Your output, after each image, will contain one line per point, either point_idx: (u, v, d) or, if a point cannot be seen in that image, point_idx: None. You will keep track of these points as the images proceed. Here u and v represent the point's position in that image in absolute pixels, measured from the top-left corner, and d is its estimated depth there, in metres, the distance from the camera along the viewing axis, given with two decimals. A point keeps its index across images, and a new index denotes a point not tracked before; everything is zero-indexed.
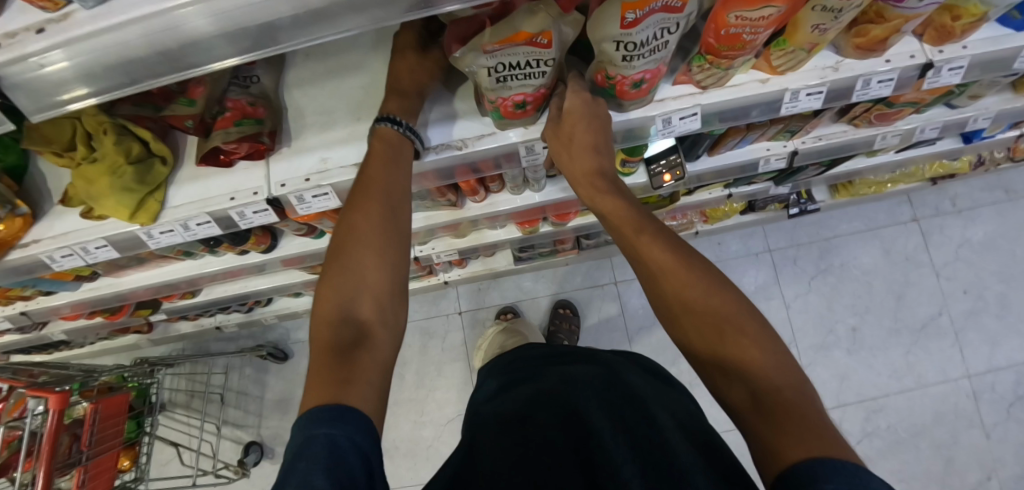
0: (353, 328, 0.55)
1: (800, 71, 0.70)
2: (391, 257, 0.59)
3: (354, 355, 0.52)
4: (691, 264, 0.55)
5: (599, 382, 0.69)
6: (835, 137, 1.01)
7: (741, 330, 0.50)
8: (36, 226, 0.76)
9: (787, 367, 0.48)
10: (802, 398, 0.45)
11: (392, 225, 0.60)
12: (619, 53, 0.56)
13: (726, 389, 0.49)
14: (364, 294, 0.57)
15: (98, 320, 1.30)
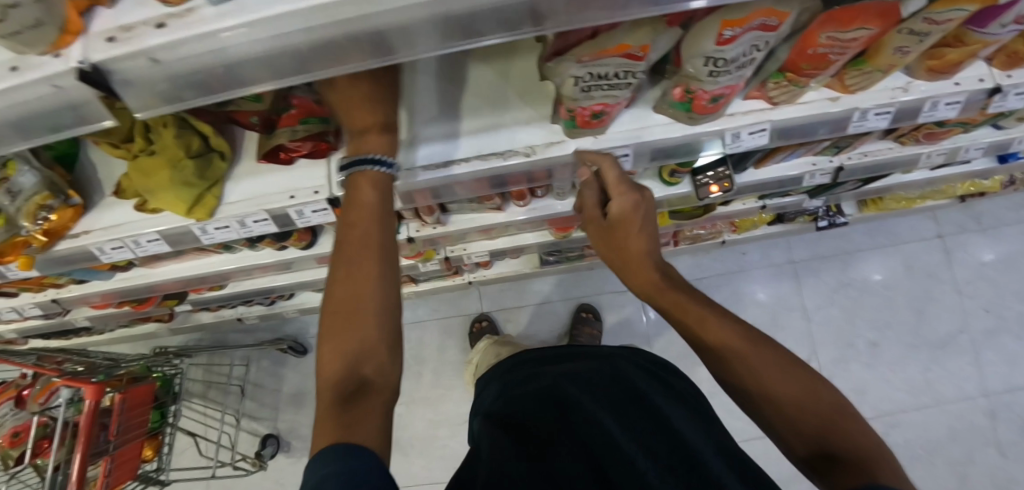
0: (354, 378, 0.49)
1: (869, 91, 0.69)
2: (384, 302, 0.54)
3: (356, 404, 0.47)
4: (736, 326, 0.55)
5: (606, 382, 0.66)
6: (880, 154, 1.00)
7: (804, 386, 0.50)
8: (87, 217, 0.75)
9: (840, 403, 0.49)
10: (862, 436, 0.47)
11: (384, 269, 0.55)
12: (706, 68, 0.56)
13: (791, 439, 0.50)
14: (365, 342, 0.51)
15: (123, 309, 1.29)
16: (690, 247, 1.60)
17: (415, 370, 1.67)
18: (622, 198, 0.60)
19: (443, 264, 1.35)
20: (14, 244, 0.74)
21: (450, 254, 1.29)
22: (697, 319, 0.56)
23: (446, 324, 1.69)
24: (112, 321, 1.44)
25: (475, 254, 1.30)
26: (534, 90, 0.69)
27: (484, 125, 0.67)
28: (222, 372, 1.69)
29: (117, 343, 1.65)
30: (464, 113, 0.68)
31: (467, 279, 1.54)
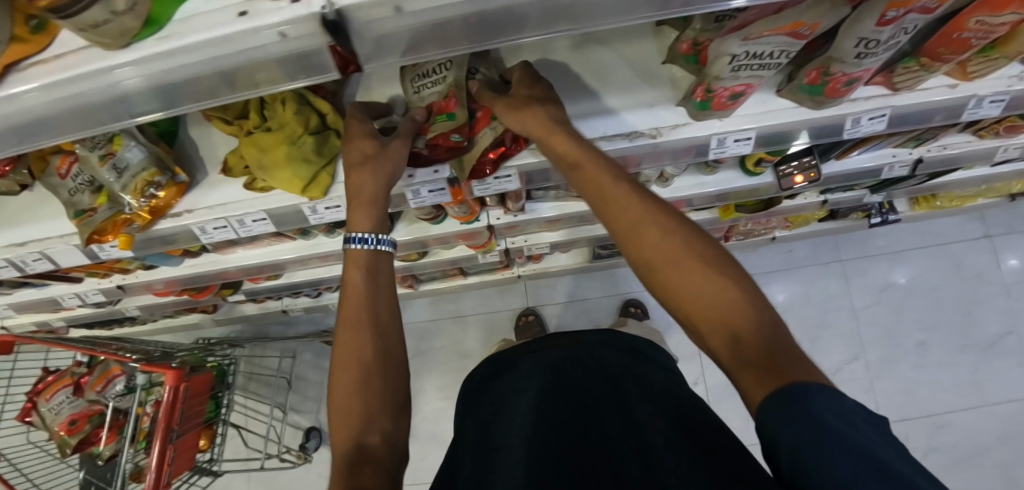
0: (358, 448, 0.50)
1: (988, 78, 0.69)
2: (378, 369, 0.56)
3: (363, 470, 0.48)
4: (663, 219, 0.51)
5: (575, 383, 0.66)
6: (959, 147, 0.99)
7: (719, 284, 0.46)
8: (189, 195, 0.74)
9: (760, 300, 0.45)
10: (782, 333, 0.43)
11: (372, 338, 0.57)
12: (856, 50, 0.55)
13: (709, 338, 0.45)
14: (366, 415, 0.53)
15: (180, 297, 1.28)
16: (739, 243, 1.60)
17: (460, 365, 1.66)
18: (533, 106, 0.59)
19: (501, 256, 1.34)
20: (116, 222, 0.72)
21: (510, 246, 1.28)
22: (620, 208, 0.52)
23: (491, 319, 1.68)
24: (160, 311, 1.42)
25: (535, 246, 1.30)
26: (656, 73, 0.68)
27: (607, 108, 0.67)
28: (263, 365, 1.67)
29: (158, 334, 1.64)
30: (585, 95, 0.68)
31: (517, 273, 1.53)
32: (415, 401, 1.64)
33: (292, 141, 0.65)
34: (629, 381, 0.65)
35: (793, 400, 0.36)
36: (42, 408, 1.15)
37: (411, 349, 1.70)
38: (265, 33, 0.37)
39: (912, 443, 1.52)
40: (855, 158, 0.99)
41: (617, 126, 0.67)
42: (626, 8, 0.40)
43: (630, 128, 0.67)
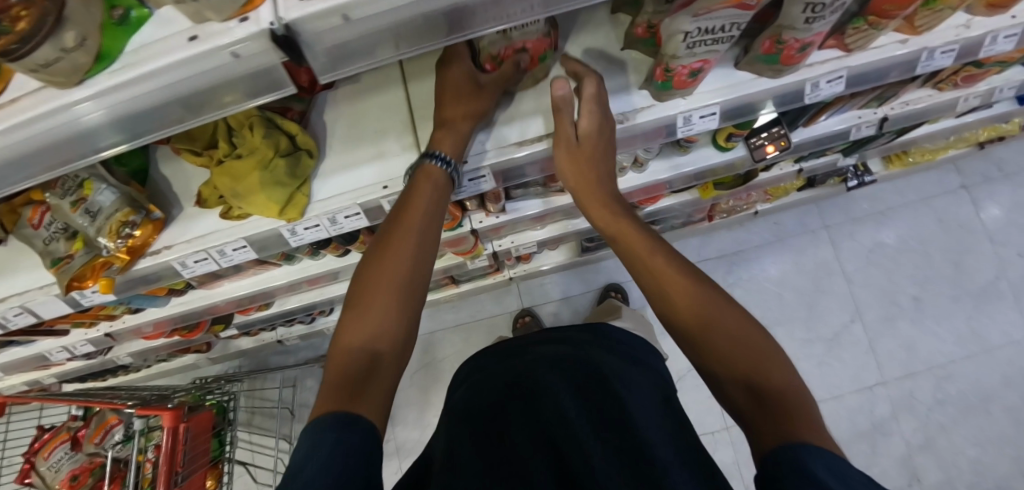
0: (367, 354, 0.53)
1: (936, 31, 0.71)
2: (412, 295, 0.58)
3: (367, 379, 0.51)
4: (702, 282, 0.56)
5: (564, 365, 0.67)
6: (921, 102, 1.02)
7: (761, 357, 0.49)
8: (166, 231, 0.73)
9: (797, 381, 0.47)
10: (806, 401, 0.45)
11: (417, 261, 0.59)
12: (804, 15, 0.56)
13: (728, 390, 0.49)
14: (383, 322, 0.55)
15: (172, 339, 1.26)
16: (724, 222, 1.62)
17: None
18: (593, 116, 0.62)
19: (491, 260, 1.34)
20: (94, 266, 0.72)
21: (498, 249, 1.28)
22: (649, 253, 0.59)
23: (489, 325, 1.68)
24: (153, 354, 1.40)
25: (524, 246, 1.29)
26: (616, 59, 0.70)
27: None
28: (266, 398, 1.65)
29: (155, 378, 1.62)
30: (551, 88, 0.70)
31: (509, 276, 1.53)
32: (424, 416, 1.63)
33: (264, 165, 0.65)
34: (632, 373, 0.67)
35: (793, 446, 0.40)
36: (41, 467, 1.14)
37: (414, 364, 1.69)
38: (217, 53, 0.37)
39: (918, 397, 1.55)
40: (824, 122, 1.01)
41: None
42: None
43: None
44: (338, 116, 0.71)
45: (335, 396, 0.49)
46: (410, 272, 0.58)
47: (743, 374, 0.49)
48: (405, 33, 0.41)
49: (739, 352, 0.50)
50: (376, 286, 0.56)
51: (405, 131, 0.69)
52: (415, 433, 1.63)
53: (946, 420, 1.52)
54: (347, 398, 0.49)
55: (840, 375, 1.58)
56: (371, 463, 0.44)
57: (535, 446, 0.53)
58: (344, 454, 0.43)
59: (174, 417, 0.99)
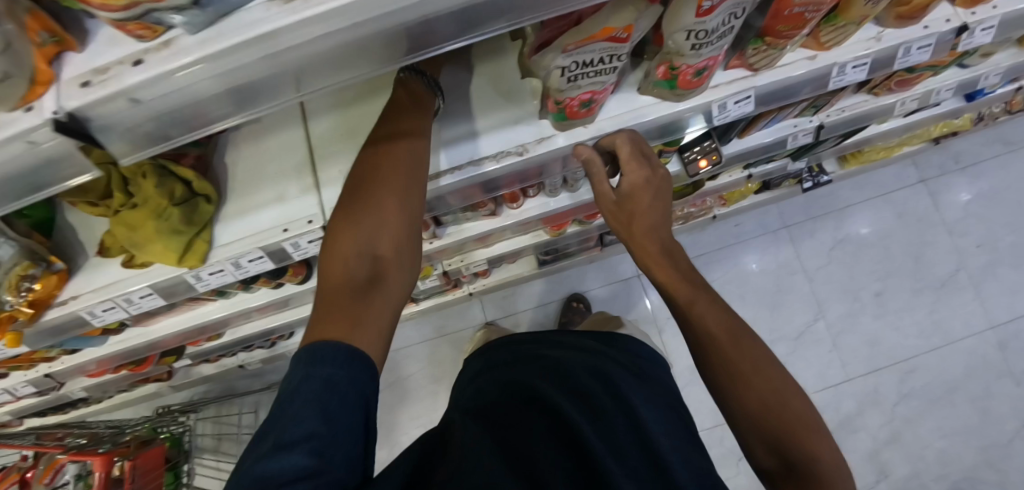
0: (369, 262, 0.51)
1: (845, 45, 0.70)
2: (415, 210, 0.54)
3: (370, 294, 0.50)
4: (753, 345, 0.54)
5: (598, 369, 0.62)
6: (856, 108, 1.01)
7: (805, 424, 0.50)
8: (73, 280, 0.71)
9: (835, 455, 0.48)
10: (844, 479, 0.47)
11: (418, 174, 0.55)
12: (688, 42, 0.55)
13: (759, 453, 0.50)
14: (384, 230, 0.52)
15: (122, 373, 1.24)
16: (683, 227, 1.63)
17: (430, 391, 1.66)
18: (638, 174, 0.62)
19: (443, 278, 1.34)
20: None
21: (447, 268, 1.27)
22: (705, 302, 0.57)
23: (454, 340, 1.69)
24: (110, 387, 1.39)
25: (473, 264, 1.28)
26: (516, 88, 0.68)
27: (470, 132, 0.67)
28: (232, 423, 1.64)
29: (118, 408, 1.61)
30: (450, 121, 0.67)
31: (467, 291, 1.53)
32: (390, 435, 1.63)
33: (158, 214, 0.63)
34: (656, 382, 0.64)
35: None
36: None
37: None
38: (7, 143, 0.33)
39: (883, 394, 1.55)
40: (757, 132, 1.01)
41: (484, 149, 0.66)
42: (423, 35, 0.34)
43: (498, 149, 0.67)
44: (238, 158, 0.70)
45: (335, 313, 0.48)
46: (408, 189, 0.54)
47: (779, 444, 0.49)
48: (247, 97, 0.34)
49: (780, 415, 0.50)
50: (376, 189, 0.53)
51: (304, 172, 0.68)
52: (383, 453, 1.63)
53: (914, 415, 1.53)
54: (349, 315, 0.48)
55: (806, 375, 1.57)
56: (365, 395, 0.46)
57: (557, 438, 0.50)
58: (339, 390, 0.45)
59: (105, 465, 0.98)
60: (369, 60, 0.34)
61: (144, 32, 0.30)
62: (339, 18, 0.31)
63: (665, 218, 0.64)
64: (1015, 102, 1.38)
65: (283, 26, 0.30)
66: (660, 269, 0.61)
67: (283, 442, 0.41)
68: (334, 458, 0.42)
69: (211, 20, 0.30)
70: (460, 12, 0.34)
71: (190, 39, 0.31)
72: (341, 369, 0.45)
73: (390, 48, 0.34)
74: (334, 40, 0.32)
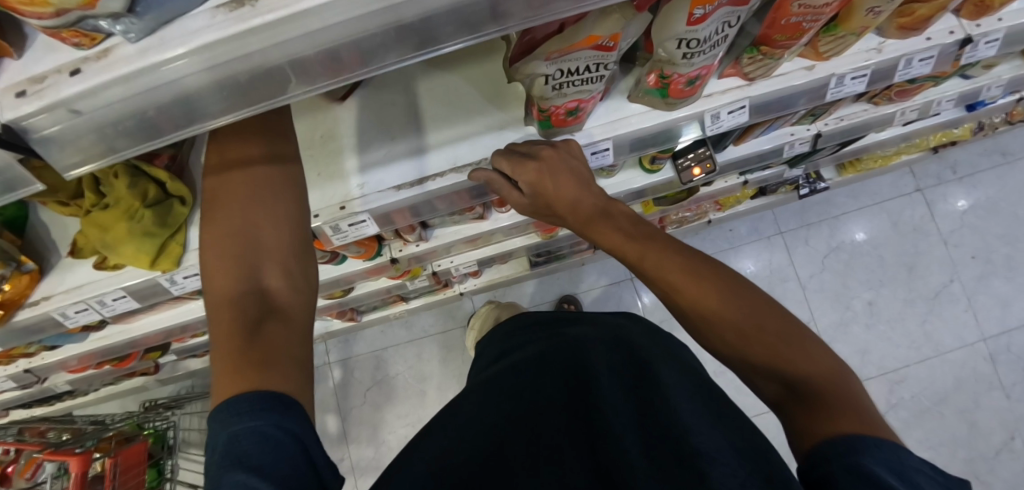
0: (256, 299, 0.45)
1: (844, 56, 0.68)
2: (282, 217, 0.49)
3: (265, 325, 0.43)
4: (716, 278, 0.51)
5: (609, 345, 0.63)
6: (855, 117, 0.99)
7: (785, 339, 0.49)
8: (45, 281, 0.68)
9: (826, 359, 0.48)
10: (848, 384, 0.46)
11: (287, 199, 0.49)
12: (680, 51, 0.53)
13: (760, 383, 0.50)
14: (265, 264, 0.47)
15: (104, 368, 1.23)
16: (680, 231, 1.64)
17: (419, 389, 1.67)
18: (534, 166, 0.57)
19: (432, 279, 1.33)
20: None
21: (437, 268, 1.25)
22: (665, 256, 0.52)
23: (446, 340, 1.70)
24: (95, 381, 1.37)
25: (464, 266, 1.27)
26: (502, 93, 0.66)
27: (453, 137, 0.65)
28: None
29: (104, 400, 1.60)
30: (434, 126, 0.66)
31: (459, 291, 1.52)
32: (378, 434, 1.64)
33: (130, 215, 0.61)
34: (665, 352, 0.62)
35: (849, 444, 0.40)
36: None
37: (368, 380, 1.70)
38: None
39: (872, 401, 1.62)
40: (754, 141, 0.99)
41: (465, 156, 0.64)
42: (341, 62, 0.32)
43: (479, 156, 0.64)
44: None
45: (230, 364, 0.40)
46: (266, 207, 0.48)
47: (775, 373, 0.48)
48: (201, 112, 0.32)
49: (768, 341, 0.49)
50: (229, 219, 0.47)
51: None
52: (371, 450, 1.64)
53: (900, 424, 1.60)
54: (247, 363, 0.40)
55: None
56: (299, 441, 0.38)
57: (562, 429, 0.50)
58: (264, 437, 0.36)
59: (83, 463, 0.98)
60: (330, 73, 0.32)
61: (81, 40, 0.28)
62: (249, 41, 0.29)
63: (591, 182, 0.58)
64: (1015, 113, 1.39)
65: (234, 36, 0.28)
66: (604, 238, 0.56)
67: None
68: None
69: (151, 27, 0.28)
70: (394, 32, 0.31)
71: (130, 48, 0.29)
72: (262, 418, 0.37)
73: (354, 56, 0.32)
74: (288, 50, 0.30)
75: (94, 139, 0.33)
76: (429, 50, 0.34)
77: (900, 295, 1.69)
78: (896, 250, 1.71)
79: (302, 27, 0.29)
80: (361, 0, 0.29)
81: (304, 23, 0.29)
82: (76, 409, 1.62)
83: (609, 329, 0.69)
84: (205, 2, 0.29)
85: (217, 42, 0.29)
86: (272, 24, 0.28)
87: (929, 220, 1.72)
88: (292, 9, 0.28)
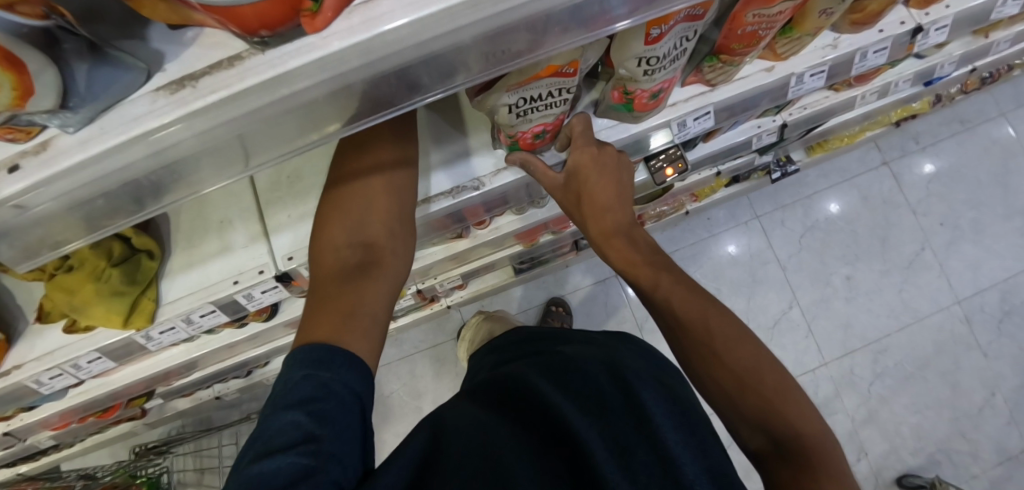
0: (360, 251, 0.55)
1: (802, 54, 0.69)
2: (402, 191, 0.57)
3: (360, 279, 0.54)
4: (729, 324, 0.53)
5: (593, 357, 0.62)
6: (818, 104, 1.01)
7: (784, 397, 0.50)
8: (14, 350, 0.66)
9: (819, 426, 0.49)
10: (835, 451, 0.48)
11: (405, 193, 0.58)
12: (641, 68, 0.53)
13: (746, 433, 0.50)
14: (372, 217, 0.56)
15: (88, 421, 1.19)
16: (659, 224, 1.66)
17: (416, 406, 1.66)
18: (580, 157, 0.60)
19: (418, 297, 1.32)
20: None
21: (421, 287, 1.23)
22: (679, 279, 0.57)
23: (437, 353, 1.69)
24: (79, 434, 1.33)
25: (448, 280, 1.26)
26: (471, 117, 0.65)
27: (432, 164, 0.64)
28: (215, 455, 1.62)
29: (91, 451, 1.55)
30: None
31: (446, 304, 1.51)
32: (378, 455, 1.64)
33: (97, 276, 0.59)
34: (648, 364, 0.61)
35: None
36: None
37: None
38: None
39: (859, 373, 1.67)
40: (722, 136, 1.01)
41: (440, 184, 0.64)
42: (298, 123, 0.32)
43: (453, 184, 0.64)
44: (180, 208, 0.66)
45: (322, 310, 0.52)
46: (389, 189, 0.56)
47: (764, 427, 0.49)
48: (157, 186, 0.32)
49: (769, 388, 0.50)
50: (359, 178, 0.56)
51: (251, 220, 0.64)
52: None
53: (886, 391, 1.65)
54: (339, 307, 0.52)
55: None
56: (358, 395, 0.48)
57: (546, 456, 0.49)
58: (329, 390, 0.46)
59: None
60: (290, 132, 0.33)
61: (16, 135, 0.27)
62: (231, 108, 0.28)
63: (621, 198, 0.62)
64: (970, 83, 1.43)
65: (176, 122, 0.27)
66: (619, 254, 0.60)
67: (283, 443, 0.41)
68: (331, 455, 0.42)
69: (89, 118, 0.27)
70: (347, 92, 0.31)
71: (71, 138, 0.28)
72: (338, 376, 0.47)
73: (308, 121, 0.32)
74: (248, 123, 0.29)
75: (41, 225, 0.31)
76: (390, 110, 0.34)
77: (877, 267, 1.74)
78: (869, 223, 1.76)
79: (264, 96, 0.28)
80: (311, 73, 0.28)
81: (247, 101, 0.28)
82: (62, 462, 1.57)
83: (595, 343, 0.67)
84: (146, 84, 0.28)
85: (194, 116, 0.27)
86: (242, 94, 0.27)
87: (898, 191, 1.77)
88: (234, 89, 0.27)
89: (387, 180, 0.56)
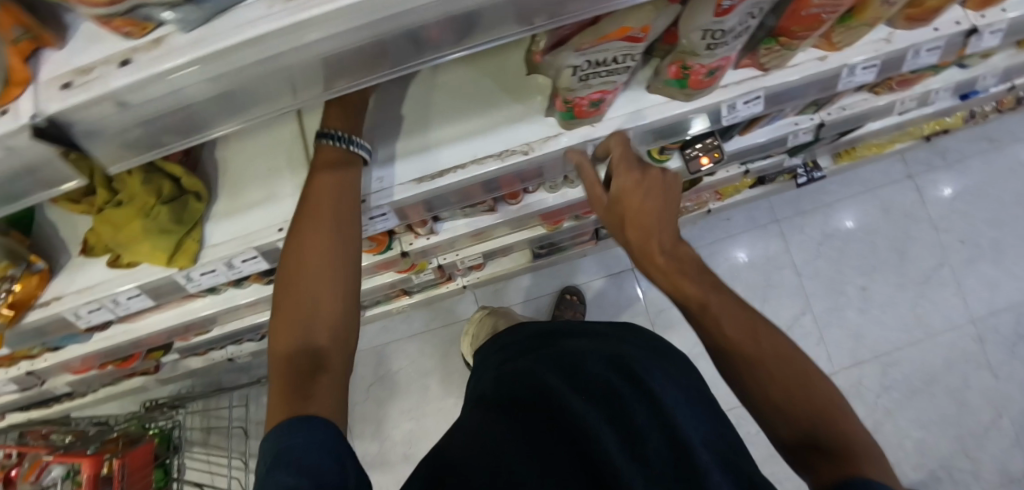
0: (308, 353, 0.53)
1: (855, 46, 0.69)
2: (343, 268, 0.55)
3: (314, 375, 0.52)
4: (760, 323, 0.53)
5: (601, 358, 0.63)
6: (857, 106, 1.00)
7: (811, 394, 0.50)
8: (55, 281, 0.67)
9: (850, 419, 0.49)
10: (866, 446, 0.48)
11: (353, 235, 0.56)
12: (704, 42, 0.53)
13: (776, 424, 0.50)
14: (321, 299, 0.55)
15: (106, 369, 1.21)
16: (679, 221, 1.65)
17: (423, 383, 1.68)
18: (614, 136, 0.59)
19: (437, 272, 1.32)
20: None
21: (442, 262, 1.24)
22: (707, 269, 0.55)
23: (447, 331, 1.70)
24: (93, 383, 1.35)
25: (468, 258, 1.27)
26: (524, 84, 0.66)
27: (465, 132, 0.64)
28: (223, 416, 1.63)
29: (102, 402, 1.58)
30: (453, 116, 0.65)
31: (461, 284, 1.52)
32: (382, 429, 1.65)
33: (145, 212, 0.60)
34: (658, 363, 0.63)
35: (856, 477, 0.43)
36: None
37: (371, 375, 1.70)
38: None
39: (866, 384, 1.67)
40: (758, 131, 1.01)
41: (487, 147, 0.64)
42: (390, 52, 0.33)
43: (502, 147, 0.64)
44: (229, 153, 0.67)
45: (283, 397, 0.51)
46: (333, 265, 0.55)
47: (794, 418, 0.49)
48: (249, 95, 0.33)
49: (798, 384, 0.50)
50: (304, 261, 0.54)
51: (298, 168, 0.64)
52: (375, 445, 1.65)
53: (893, 405, 1.65)
54: (297, 396, 0.50)
55: None
56: (341, 457, 0.47)
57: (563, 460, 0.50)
58: (311, 450, 0.45)
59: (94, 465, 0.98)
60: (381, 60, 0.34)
61: (131, 30, 0.28)
62: (340, 21, 0.29)
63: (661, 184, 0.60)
64: (1005, 101, 1.42)
65: (289, 28, 0.28)
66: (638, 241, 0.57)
67: None
68: None
69: (205, 17, 0.27)
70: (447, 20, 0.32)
71: (183, 38, 0.28)
72: (304, 437, 0.46)
73: (400, 50, 0.33)
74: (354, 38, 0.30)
75: (136, 127, 0.32)
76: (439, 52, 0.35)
77: (893, 280, 1.73)
78: (888, 236, 1.75)
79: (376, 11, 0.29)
80: None
81: (272, 48, 0.29)
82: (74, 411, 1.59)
83: (604, 340, 0.68)
84: None
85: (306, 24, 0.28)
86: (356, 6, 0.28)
87: (921, 206, 1.76)
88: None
89: (348, 172, 0.56)
